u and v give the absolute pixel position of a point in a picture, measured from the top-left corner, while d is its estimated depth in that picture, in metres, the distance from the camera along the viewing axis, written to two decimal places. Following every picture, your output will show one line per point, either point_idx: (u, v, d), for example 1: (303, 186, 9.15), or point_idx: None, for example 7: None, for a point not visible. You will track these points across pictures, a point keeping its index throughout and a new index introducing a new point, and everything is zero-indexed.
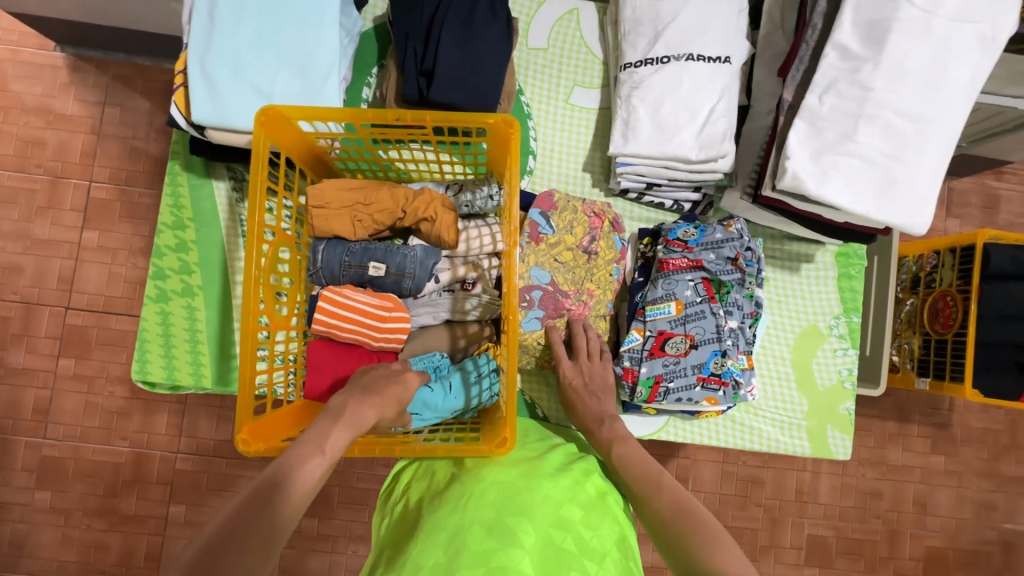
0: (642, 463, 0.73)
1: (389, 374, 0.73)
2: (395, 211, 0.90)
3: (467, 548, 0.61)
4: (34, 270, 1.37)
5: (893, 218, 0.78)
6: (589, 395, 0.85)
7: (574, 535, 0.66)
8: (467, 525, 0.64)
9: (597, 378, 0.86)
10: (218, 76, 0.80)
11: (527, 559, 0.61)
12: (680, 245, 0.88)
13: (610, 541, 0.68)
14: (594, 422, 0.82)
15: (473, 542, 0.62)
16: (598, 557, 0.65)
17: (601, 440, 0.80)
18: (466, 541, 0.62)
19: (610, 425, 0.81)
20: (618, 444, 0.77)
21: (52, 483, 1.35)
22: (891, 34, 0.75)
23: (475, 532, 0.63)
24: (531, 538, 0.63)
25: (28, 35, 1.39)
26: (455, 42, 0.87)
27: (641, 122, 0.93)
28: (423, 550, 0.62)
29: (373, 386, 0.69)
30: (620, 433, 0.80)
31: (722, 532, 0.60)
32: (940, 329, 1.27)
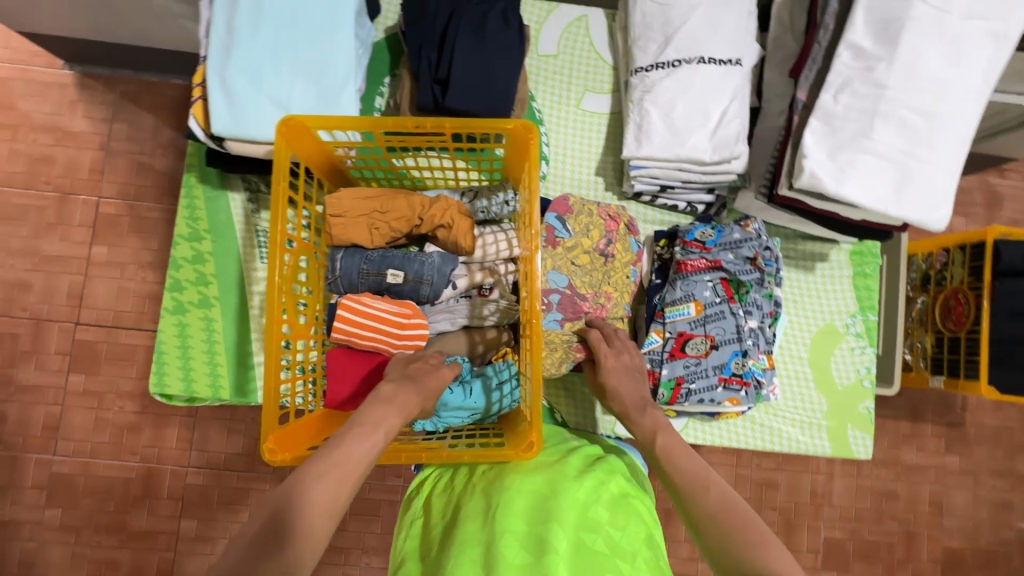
0: (686, 458, 0.71)
1: (427, 365, 0.76)
2: (412, 218, 0.90)
3: (504, 562, 0.61)
4: (43, 286, 1.37)
5: (911, 215, 0.78)
6: (628, 379, 0.83)
7: (604, 536, 0.64)
8: (501, 537, 0.64)
9: (635, 360, 0.85)
10: (237, 88, 0.81)
11: (561, 564, 0.60)
12: (699, 246, 0.88)
13: (640, 539, 0.67)
14: (635, 410, 0.80)
15: (508, 555, 0.62)
16: (630, 556, 0.64)
17: (644, 428, 0.78)
18: (501, 552, 0.62)
19: (652, 413, 0.79)
20: (663, 433, 0.75)
21: (62, 500, 1.34)
22: (904, 33, 0.76)
23: (507, 544, 0.63)
24: (564, 544, 0.62)
25: (37, 54, 1.41)
26: (469, 49, 0.88)
27: (654, 125, 0.94)
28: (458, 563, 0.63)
29: (414, 376, 0.72)
30: (662, 422, 0.77)
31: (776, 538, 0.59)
32: (953, 327, 1.27)
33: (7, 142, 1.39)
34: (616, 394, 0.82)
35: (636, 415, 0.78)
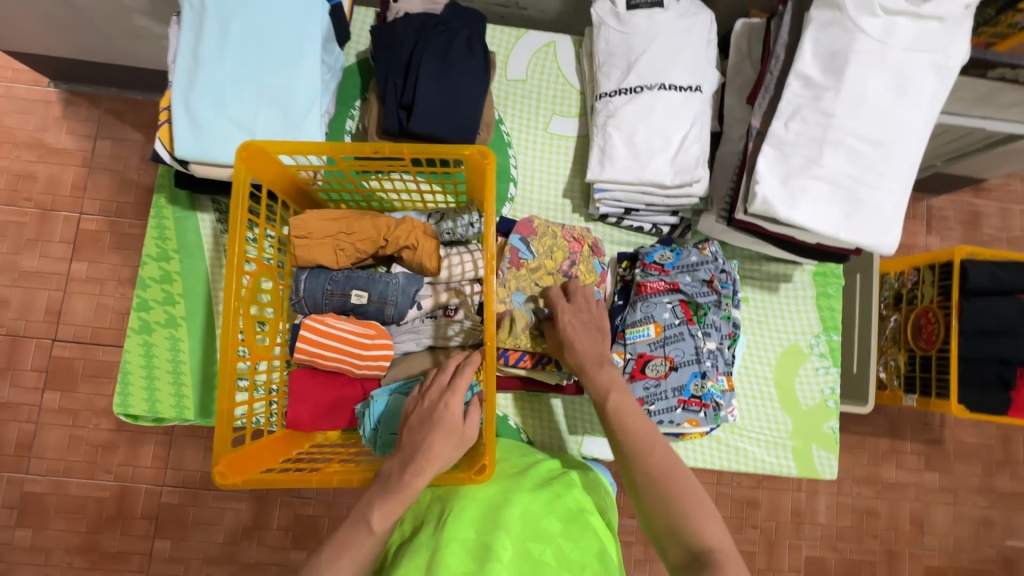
0: (636, 417, 0.73)
1: (424, 420, 0.70)
2: (377, 239, 0.91)
3: (445, 568, 0.59)
4: (21, 303, 1.37)
5: (862, 238, 0.80)
6: (585, 334, 0.80)
7: (554, 548, 0.64)
8: (446, 543, 0.63)
9: (594, 318, 0.83)
10: (201, 113, 0.82)
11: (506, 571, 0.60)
12: (657, 268, 0.90)
13: (592, 553, 0.66)
14: (590, 363, 0.78)
15: (451, 559, 0.61)
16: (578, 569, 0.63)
17: (599, 382, 0.76)
18: (441, 557, 0.61)
19: (608, 369, 0.77)
20: (616, 392, 0.74)
21: (33, 520, 1.32)
22: (849, 64, 0.78)
23: (453, 551, 0.62)
24: (509, 552, 0.62)
25: (22, 72, 1.43)
26: (434, 75, 0.90)
27: (616, 149, 0.96)
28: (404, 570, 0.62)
29: (419, 434, 0.69)
30: (616, 379, 0.76)
31: (708, 499, 0.67)
32: (924, 345, 1.29)
33: None
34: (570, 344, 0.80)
35: (592, 369, 0.76)
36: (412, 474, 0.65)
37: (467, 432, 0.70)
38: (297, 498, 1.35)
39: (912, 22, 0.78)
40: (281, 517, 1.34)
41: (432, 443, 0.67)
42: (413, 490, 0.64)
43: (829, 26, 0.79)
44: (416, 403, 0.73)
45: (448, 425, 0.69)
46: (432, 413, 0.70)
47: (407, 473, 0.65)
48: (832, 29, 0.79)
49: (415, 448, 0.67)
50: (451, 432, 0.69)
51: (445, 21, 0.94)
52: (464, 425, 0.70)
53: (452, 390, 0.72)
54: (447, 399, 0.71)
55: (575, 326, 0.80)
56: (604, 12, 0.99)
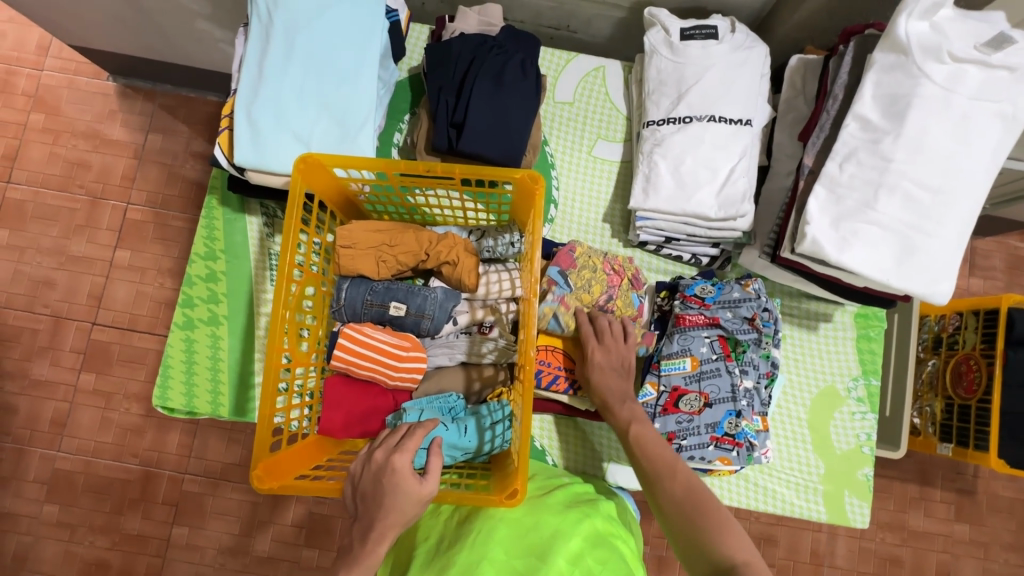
0: (659, 450, 0.76)
1: (376, 480, 0.66)
2: (418, 253, 0.93)
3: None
4: (67, 285, 1.42)
5: (913, 286, 0.78)
6: (609, 374, 0.85)
7: (584, 570, 0.64)
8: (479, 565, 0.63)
9: (622, 357, 0.87)
10: (261, 123, 0.85)
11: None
12: (698, 302, 0.89)
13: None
14: (615, 399, 0.83)
15: None
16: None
17: (621, 417, 0.82)
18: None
19: (630, 404, 0.83)
20: (636, 424, 0.80)
21: (61, 496, 1.36)
22: (911, 108, 0.77)
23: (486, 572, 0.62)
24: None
25: (85, 65, 1.49)
26: (486, 96, 0.91)
27: (661, 178, 0.95)
28: None
29: (373, 499, 0.65)
30: (637, 415, 0.82)
31: (730, 517, 0.67)
32: (964, 394, 1.24)
33: (47, 145, 1.47)
34: (595, 384, 0.85)
35: (614, 406, 0.82)
36: (374, 541, 0.63)
37: (425, 488, 0.66)
38: (312, 497, 1.37)
39: (980, 70, 0.76)
40: (296, 513, 1.36)
41: (386, 508, 0.64)
42: (377, 556, 0.63)
43: (892, 70, 0.78)
44: (364, 465, 0.69)
45: (397, 488, 0.65)
46: (383, 472, 0.66)
47: (367, 542, 0.63)
48: (895, 72, 0.78)
49: (372, 516, 0.64)
50: (404, 491, 0.64)
51: (501, 43, 0.96)
52: (420, 483, 0.66)
53: (396, 451, 0.67)
54: (393, 461, 0.66)
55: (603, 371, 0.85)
56: (658, 41, 0.99)
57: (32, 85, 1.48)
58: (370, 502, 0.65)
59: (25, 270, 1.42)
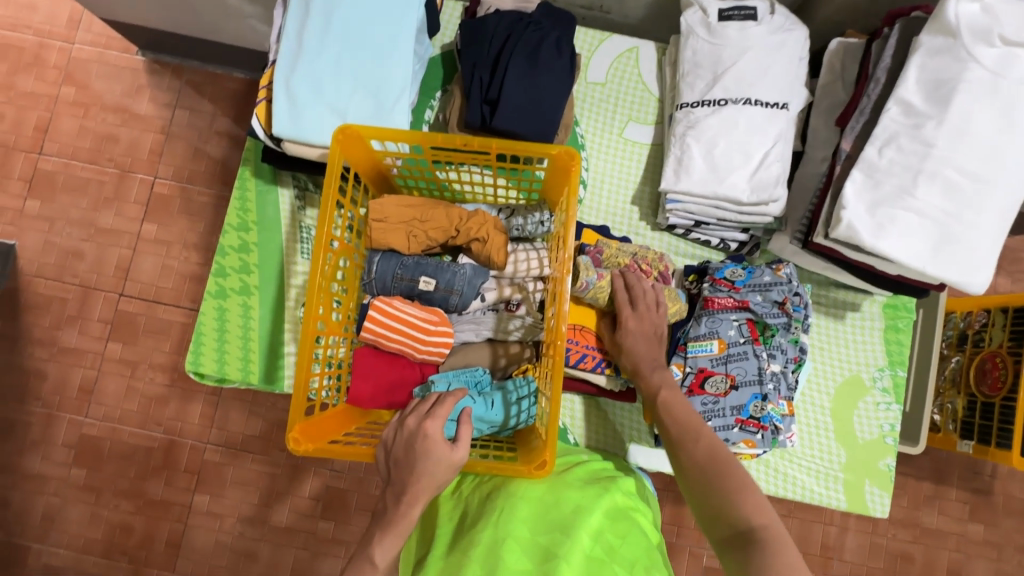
0: (686, 415, 0.78)
1: (409, 446, 0.68)
2: (449, 229, 0.93)
3: (507, 565, 0.61)
4: (95, 257, 1.45)
5: (948, 275, 0.77)
6: (645, 342, 0.86)
7: (604, 544, 0.65)
8: (504, 541, 0.64)
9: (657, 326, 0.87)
10: (299, 94, 0.86)
11: (566, 566, 0.61)
12: (727, 285, 0.88)
13: (641, 549, 0.68)
14: (645, 365, 0.84)
15: (512, 557, 0.62)
16: (628, 563, 0.65)
17: (650, 382, 0.83)
18: (503, 556, 0.62)
19: (661, 371, 0.84)
20: (664, 389, 0.81)
21: (87, 461, 1.41)
22: (957, 93, 0.75)
23: (510, 548, 0.63)
24: (568, 550, 0.63)
25: (115, 39, 1.51)
26: (520, 73, 0.91)
27: (694, 161, 0.95)
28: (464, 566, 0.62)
29: (406, 463, 0.67)
30: (667, 380, 0.83)
31: (751, 481, 0.69)
32: (988, 392, 1.23)
33: (78, 118, 1.49)
34: (624, 348, 0.87)
35: (645, 370, 0.83)
36: (407, 503, 0.65)
37: (456, 455, 0.67)
38: (330, 471, 1.40)
39: None
40: (314, 486, 1.39)
41: (420, 472, 0.66)
42: (412, 520, 0.65)
43: (939, 53, 0.77)
44: (397, 431, 0.71)
45: (427, 453, 0.66)
46: (415, 437, 0.68)
47: (399, 505, 0.65)
48: (943, 56, 0.77)
49: (406, 479, 0.66)
50: (437, 457, 0.66)
51: (537, 20, 0.95)
52: (452, 449, 0.67)
53: (427, 417, 0.69)
54: (425, 428, 0.68)
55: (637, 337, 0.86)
56: (695, 21, 0.98)
57: (64, 59, 1.50)
58: (403, 469, 0.67)
59: (55, 241, 1.46)
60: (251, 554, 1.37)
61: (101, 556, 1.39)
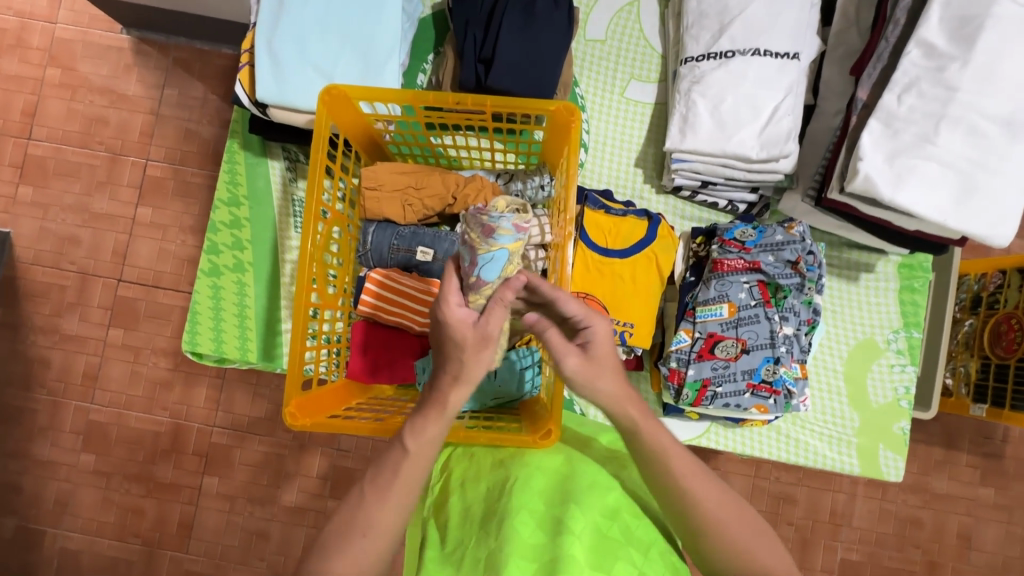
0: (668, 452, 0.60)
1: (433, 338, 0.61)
2: (445, 196, 0.90)
3: (517, 536, 0.58)
4: (92, 242, 1.43)
5: (971, 227, 0.73)
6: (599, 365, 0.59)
7: (620, 524, 0.61)
8: (516, 511, 0.60)
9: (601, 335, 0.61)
10: (283, 57, 0.81)
11: (579, 546, 0.56)
12: (738, 246, 0.85)
13: (656, 530, 0.64)
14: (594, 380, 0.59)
15: (523, 530, 0.59)
16: (644, 547, 0.61)
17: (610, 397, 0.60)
18: (516, 525, 0.59)
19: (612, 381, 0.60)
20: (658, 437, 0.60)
21: (96, 446, 1.41)
22: (983, 32, 0.71)
23: (523, 520, 0.59)
24: (581, 525, 0.59)
25: (98, 18, 1.45)
26: (516, 29, 0.86)
27: (700, 117, 0.90)
28: (477, 543, 0.60)
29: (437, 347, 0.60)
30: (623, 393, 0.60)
31: (757, 523, 0.60)
32: (1002, 353, 1.20)
33: (65, 101, 1.45)
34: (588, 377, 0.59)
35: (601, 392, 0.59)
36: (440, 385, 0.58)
37: (482, 331, 0.57)
38: (335, 451, 1.39)
39: None
40: (320, 466, 1.38)
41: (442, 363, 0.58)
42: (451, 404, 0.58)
43: None
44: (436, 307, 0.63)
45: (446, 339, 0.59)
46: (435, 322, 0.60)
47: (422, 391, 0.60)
48: None
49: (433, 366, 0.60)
50: (455, 345, 0.58)
51: None
52: (475, 329, 0.58)
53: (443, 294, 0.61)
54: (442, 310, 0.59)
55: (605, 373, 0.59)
56: None
57: (47, 39, 1.45)
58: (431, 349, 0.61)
59: (50, 227, 1.43)
60: (261, 533, 1.38)
61: (115, 539, 1.39)
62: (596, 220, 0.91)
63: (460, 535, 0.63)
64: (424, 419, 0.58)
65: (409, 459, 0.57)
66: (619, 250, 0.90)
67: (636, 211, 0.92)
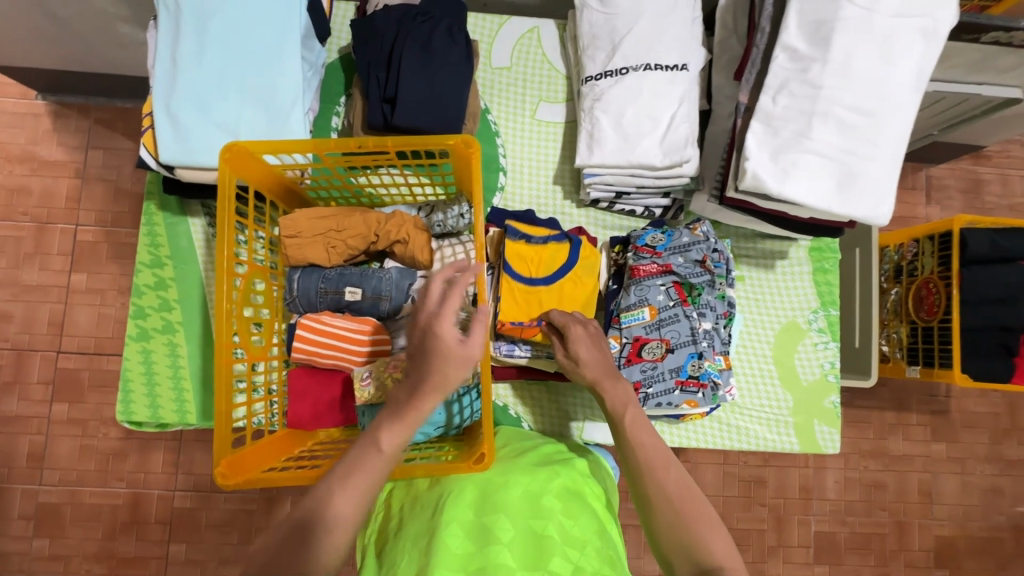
0: (650, 438, 0.70)
1: (420, 344, 0.60)
2: (367, 235, 0.90)
3: (446, 547, 0.60)
4: (24, 316, 1.37)
5: (854, 211, 0.79)
6: (594, 347, 0.80)
7: (554, 525, 0.63)
8: (446, 524, 0.63)
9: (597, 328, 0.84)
10: (184, 119, 0.82)
11: (508, 553, 0.59)
12: (650, 251, 0.90)
13: (592, 530, 0.65)
14: (606, 378, 0.77)
15: (454, 542, 0.60)
16: (580, 545, 0.62)
17: (615, 397, 0.76)
18: (445, 538, 0.61)
19: (623, 384, 0.77)
20: (632, 408, 0.73)
21: (49, 530, 1.34)
22: (835, 34, 0.77)
23: (453, 531, 0.62)
24: (510, 533, 0.62)
25: (9, 86, 1.41)
26: (416, 67, 0.89)
27: (604, 132, 0.95)
28: (409, 558, 0.62)
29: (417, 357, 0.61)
30: (631, 396, 0.76)
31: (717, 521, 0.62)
32: (926, 316, 1.28)
33: None
34: (581, 360, 0.79)
35: (609, 382, 0.76)
36: (419, 397, 0.60)
37: (469, 352, 0.59)
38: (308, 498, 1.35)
39: None
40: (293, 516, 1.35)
41: (435, 373, 0.59)
42: (422, 412, 0.60)
43: None
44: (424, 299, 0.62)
45: (441, 355, 0.59)
46: (427, 327, 0.60)
47: (416, 398, 0.60)
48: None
49: (418, 371, 0.60)
50: (449, 358, 0.59)
51: (425, 11, 0.93)
52: (464, 346, 0.59)
53: (438, 315, 0.59)
54: (438, 319, 0.59)
55: (587, 343, 0.79)
56: None
57: None
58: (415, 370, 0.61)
59: None
60: None
61: None
62: (518, 250, 0.91)
63: (391, 555, 0.64)
64: (399, 420, 0.60)
65: (378, 456, 0.59)
66: (544, 278, 0.90)
67: (556, 237, 0.93)
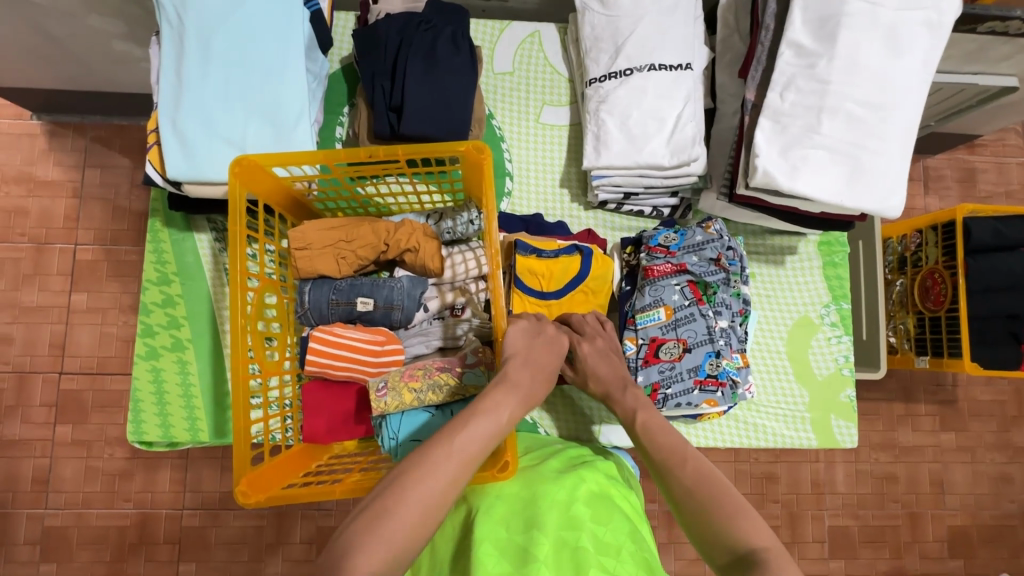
0: (667, 436, 0.70)
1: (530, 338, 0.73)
2: (378, 244, 0.90)
3: (484, 570, 0.59)
4: (25, 338, 1.36)
5: (866, 204, 0.79)
6: (606, 361, 0.81)
7: (588, 535, 0.62)
8: (479, 544, 0.62)
9: (610, 341, 0.85)
10: (191, 134, 0.82)
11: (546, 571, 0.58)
12: (663, 251, 0.90)
13: (625, 533, 0.64)
14: (617, 388, 0.79)
15: (491, 563, 0.60)
16: (616, 551, 0.61)
17: (626, 406, 0.77)
18: (480, 560, 0.60)
19: (633, 392, 0.79)
20: (642, 411, 0.75)
21: (56, 554, 1.32)
22: (841, 29, 0.77)
23: (488, 550, 0.61)
24: (546, 548, 0.60)
25: (3, 106, 1.40)
26: (421, 74, 0.89)
27: (611, 134, 0.95)
28: None
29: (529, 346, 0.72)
30: (643, 402, 0.77)
31: (745, 503, 0.58)
32: (933, 306, 1.27)
33: None
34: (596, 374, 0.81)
35: (619, 393, 0.78)
36: (524, 376, 0.67)
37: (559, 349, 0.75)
38: (318, 511, 1.34)
39: None
40: (304, 530, 1.33)
41: (540, 357, 0.71)
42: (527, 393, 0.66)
43: None
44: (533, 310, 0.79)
45: (544, 346, 0.73)
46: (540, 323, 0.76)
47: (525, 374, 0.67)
48: None
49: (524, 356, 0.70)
50: (551, 352, 0.73)
51: (428, 19, 0.93)
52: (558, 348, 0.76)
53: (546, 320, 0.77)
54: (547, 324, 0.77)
55: (602, 359, 0.81)
56: None
57: None
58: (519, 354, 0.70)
59: None
60: None
61: None
62: (529, 266, 0.90)
63: None
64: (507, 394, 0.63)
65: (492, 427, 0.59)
66: (554, 292, 0.90)
67: (566, 249, 0.91)
